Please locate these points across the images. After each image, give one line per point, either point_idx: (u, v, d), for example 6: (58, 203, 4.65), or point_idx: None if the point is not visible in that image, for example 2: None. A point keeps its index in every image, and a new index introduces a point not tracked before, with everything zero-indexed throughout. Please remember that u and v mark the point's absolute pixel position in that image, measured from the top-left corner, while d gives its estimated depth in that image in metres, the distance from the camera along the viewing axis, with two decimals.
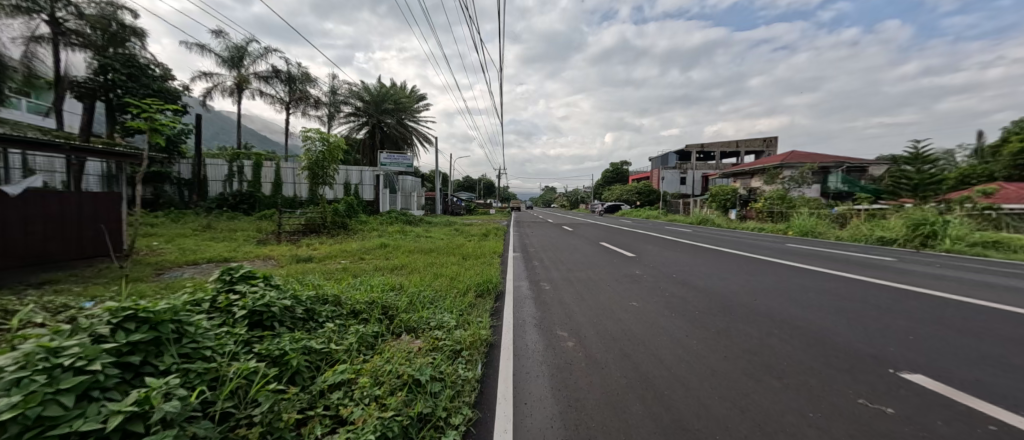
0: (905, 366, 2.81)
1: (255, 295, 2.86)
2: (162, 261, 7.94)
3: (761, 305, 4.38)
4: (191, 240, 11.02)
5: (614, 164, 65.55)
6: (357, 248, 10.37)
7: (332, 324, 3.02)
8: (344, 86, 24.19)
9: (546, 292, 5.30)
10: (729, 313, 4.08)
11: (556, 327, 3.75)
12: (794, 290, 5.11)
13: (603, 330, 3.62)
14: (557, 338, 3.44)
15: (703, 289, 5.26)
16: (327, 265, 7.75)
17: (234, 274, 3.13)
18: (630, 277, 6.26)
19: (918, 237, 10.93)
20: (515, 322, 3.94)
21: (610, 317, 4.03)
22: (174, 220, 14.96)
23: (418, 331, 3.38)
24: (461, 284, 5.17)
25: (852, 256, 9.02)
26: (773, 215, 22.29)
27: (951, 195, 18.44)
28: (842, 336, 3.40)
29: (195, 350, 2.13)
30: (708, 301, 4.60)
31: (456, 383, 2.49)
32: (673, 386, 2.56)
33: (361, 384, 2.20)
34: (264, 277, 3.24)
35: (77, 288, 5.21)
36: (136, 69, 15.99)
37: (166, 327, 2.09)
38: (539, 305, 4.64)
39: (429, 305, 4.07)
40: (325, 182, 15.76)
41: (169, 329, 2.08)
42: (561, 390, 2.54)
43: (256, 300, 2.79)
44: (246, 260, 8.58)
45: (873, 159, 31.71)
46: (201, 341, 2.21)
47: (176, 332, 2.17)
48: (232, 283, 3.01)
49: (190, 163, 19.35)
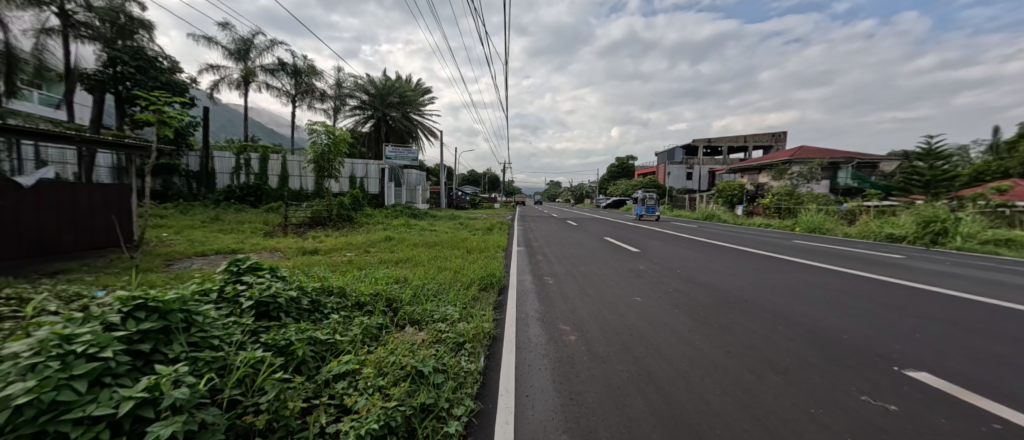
0: (911, 365, 2.79)
1: (261, 285, 2.88)
2: (172, 252, 8.08)
3: (764, 301, 4.37)
4: (200, 232, 11.18)
5: (620, 159, 65.25)
6: (362, 241, 10.45)
7: (337, 316, 3.06)
8: (350, 79, 24.26)
9: (550, 287, 5.30)
10: (732, 309, 4.08)
11: (559, 321, 3.77)
12: (800, 287, 5.07)
13: (605, 324, 3.63)
14: (560, 332, 3.46)
15: (708, 285, 5.22)
16: (333, 258, 7.82)
17: (241, 265, 3.13)
18: (634, 273, 6.24)
19: (928, 235, 10.80)
20: (517, 315, 3.97)
21: (613, 312, 4.03)
22: (184, 211, 15.14)
23: (422, 323, 3.42)
24: (464, 278, 5.18)
25: (860, 252, 8.95)
26: (780, 211, 22.12)
27: (963, 192, 18.24)
28: (846, 333, 3.39)
29: (204, 339, 2.17)
30: (712, 297, 4.58)
31: (459, 375, 2.51)
32: (674, 380, 2.58)
33: (365, 375, 2.24)
34: (270, 268, 3.24)
35: (89, 278, 5.32)
36: (143, 63, 16.56)
37: (174, 316, 2.12)
38: (542, 299, 4.65)
39: (433, 298, 4.12)
40: (331, 175, 15.92)
41: (178, 319, 2.12)
42: (562, 383, 2.56)
43: (262, 291, 2.80)
44: (254, 252, 8.69)
45: (885, 155, 31.28)
46: (210, 331, 2.23)
47: (185, 321, 2.19)
48: (239, 273, 3.03)
49: (198, 155, 19.54)
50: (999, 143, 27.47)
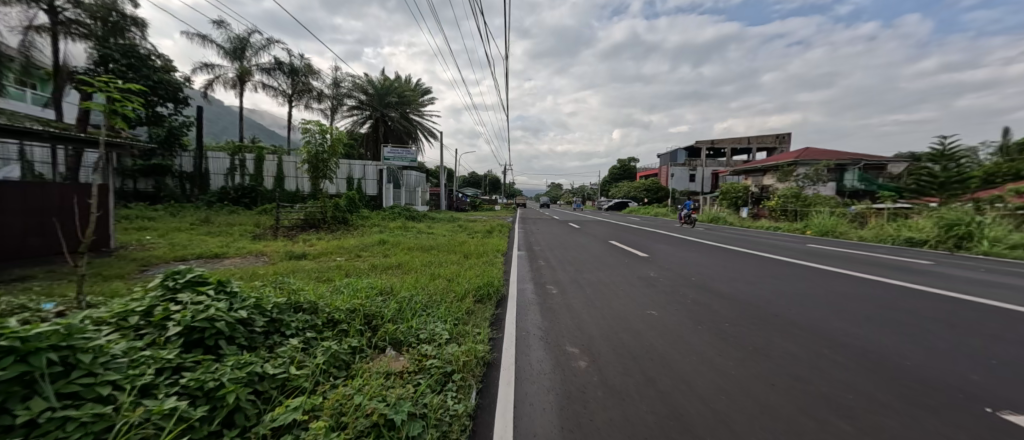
0: (1003, 404, 2.26)
1: (197, 305, 2.30)
2: (149, 256, 7.59)
3: (796, 315, 3.87)
4: (186, 235, 10.68)
5: (621, 161, 64.44)
6: (355, 245, 9.93)
7: (298, 340, 2.54)
8: (348, 79, 23.75)
9: (553, 298, 4.78)
10: (762, 325, 3.59)
11: (565, 341, 3.24)
12: (831, 297, 4.60)
13: (620, 346, 3.11)
14: (568, 356, 2.93)
15: (729, 295, 4.71)
16: (321, 264, 7.32)
17: (180, 279, 2.56)
18: (645, 280, 5.73)
19: (952, 239, 10.19)
20: (517, 334, 3.43)
21: (628, 329, 3.52)
22: (173, 213, 14.66)
23: (404, 346, 2.92)
24: (459, 287, 4.65)
25: (883, 258, 8.40)
26: (787, 213, 21.59)
27: (978, 194, 17.71)
28: (906, 358, 2.88)
29: (90, 388, 1.63)
30: (736, 310, 4.07)
31: (442, 421, 1.99)
32: (715, 426, 2.05)
33: (315, 428, 1.71)
34: (217, 282, 2.65)
35: (44, 287, 4.83)
36: (135, 60, 16.80)
37: (43, 359, 1.58)
38: (546, 312, 4.14)
39: (420, 313, 3.59)
40: (326, 176, 15.44)
41: (46, 361, 1.57)
42: (573, 430, 2.02)
43: (197, 312, 2.22)
44: (237, 256, 8.21)
45: (892, 158, 30.75)
46: (101, 375, 1.69)
47: (64, 364, 1.65)
48: (177, 288, 2.49)
49: (192, 156, 19.26)
50: (1009, 144, 26.89)
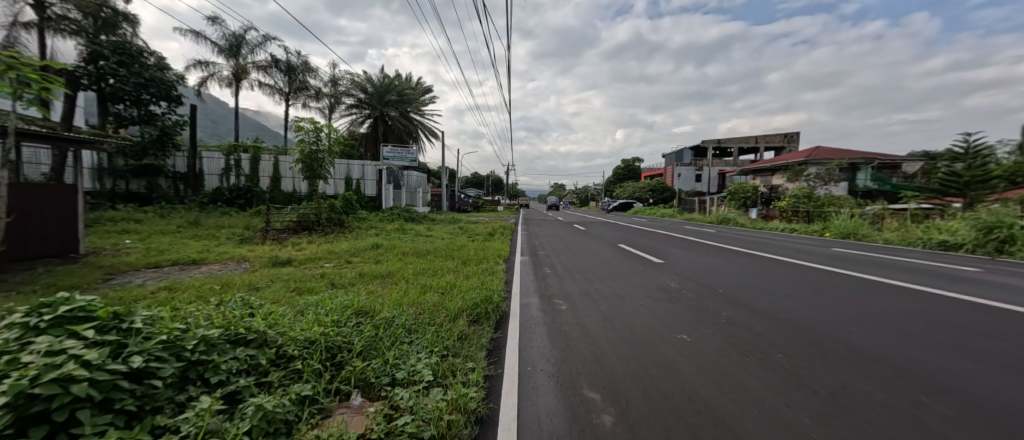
0: None
1: (57, 357, 1.66)
2: (118, 263, 6.94)
3: (862, 341, 3.18)
4: (168, 238, 10.06)
5: (625, 161, 63.45)
6: (346, 249, 9.27)
7: (218, 397, 1.89)
8: (347, 77, 23.09)
9: (562, 316, 4.10)
10: (827, 357, 2.90)
11: (581, 382, 2.56)
12: (890, 316, 3.92)
13: (655, 390, 2.43)
14: (585, 406, 2.26)
15: (768, 313, 4.01)
16: (305, 272, 6.64)
17: (52, 317, 1.92)
18: (665, 292, 5.04)
19: (992, 242, 9.41)
20: (517, 369, 2.76)
21: (659, 363, 2.83)
22: (162, 215, 14.09)
23: (372, 394, 2.27)
24: (451, 304, 3.98)
25: (921, 264, 7.68)
26: (799, 214, 20.80)
27: (1005, 194, 16.84)
28: None
29: None
30: (785, 333, 3.39)
31: None
32: None
33: None
34: (107, 319, 2.01)
35: None
36: (126, 57, 16.22)
37: None
38: (554, 336, 3.47)
39: (401, 342, 2.93)
40: (321, 176, 14.80)
41: None
42: None
43: (51, 368, 1.60)
44: (217, 262, 7.58)
45: (907, 157, 29.82)
46: None
47: None
48: (44, 330, 1.85)
49: (185, 156, 18.79)
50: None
